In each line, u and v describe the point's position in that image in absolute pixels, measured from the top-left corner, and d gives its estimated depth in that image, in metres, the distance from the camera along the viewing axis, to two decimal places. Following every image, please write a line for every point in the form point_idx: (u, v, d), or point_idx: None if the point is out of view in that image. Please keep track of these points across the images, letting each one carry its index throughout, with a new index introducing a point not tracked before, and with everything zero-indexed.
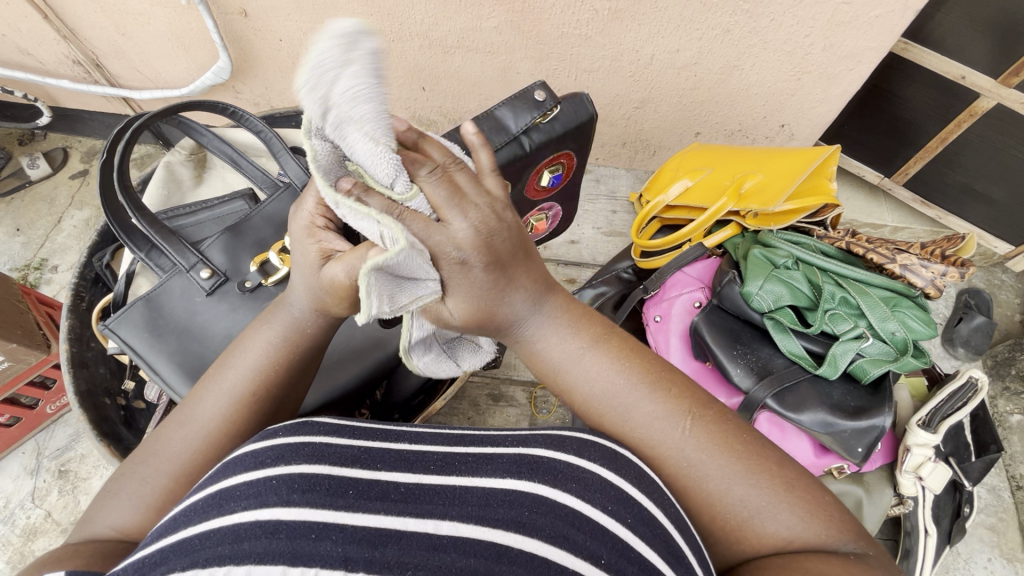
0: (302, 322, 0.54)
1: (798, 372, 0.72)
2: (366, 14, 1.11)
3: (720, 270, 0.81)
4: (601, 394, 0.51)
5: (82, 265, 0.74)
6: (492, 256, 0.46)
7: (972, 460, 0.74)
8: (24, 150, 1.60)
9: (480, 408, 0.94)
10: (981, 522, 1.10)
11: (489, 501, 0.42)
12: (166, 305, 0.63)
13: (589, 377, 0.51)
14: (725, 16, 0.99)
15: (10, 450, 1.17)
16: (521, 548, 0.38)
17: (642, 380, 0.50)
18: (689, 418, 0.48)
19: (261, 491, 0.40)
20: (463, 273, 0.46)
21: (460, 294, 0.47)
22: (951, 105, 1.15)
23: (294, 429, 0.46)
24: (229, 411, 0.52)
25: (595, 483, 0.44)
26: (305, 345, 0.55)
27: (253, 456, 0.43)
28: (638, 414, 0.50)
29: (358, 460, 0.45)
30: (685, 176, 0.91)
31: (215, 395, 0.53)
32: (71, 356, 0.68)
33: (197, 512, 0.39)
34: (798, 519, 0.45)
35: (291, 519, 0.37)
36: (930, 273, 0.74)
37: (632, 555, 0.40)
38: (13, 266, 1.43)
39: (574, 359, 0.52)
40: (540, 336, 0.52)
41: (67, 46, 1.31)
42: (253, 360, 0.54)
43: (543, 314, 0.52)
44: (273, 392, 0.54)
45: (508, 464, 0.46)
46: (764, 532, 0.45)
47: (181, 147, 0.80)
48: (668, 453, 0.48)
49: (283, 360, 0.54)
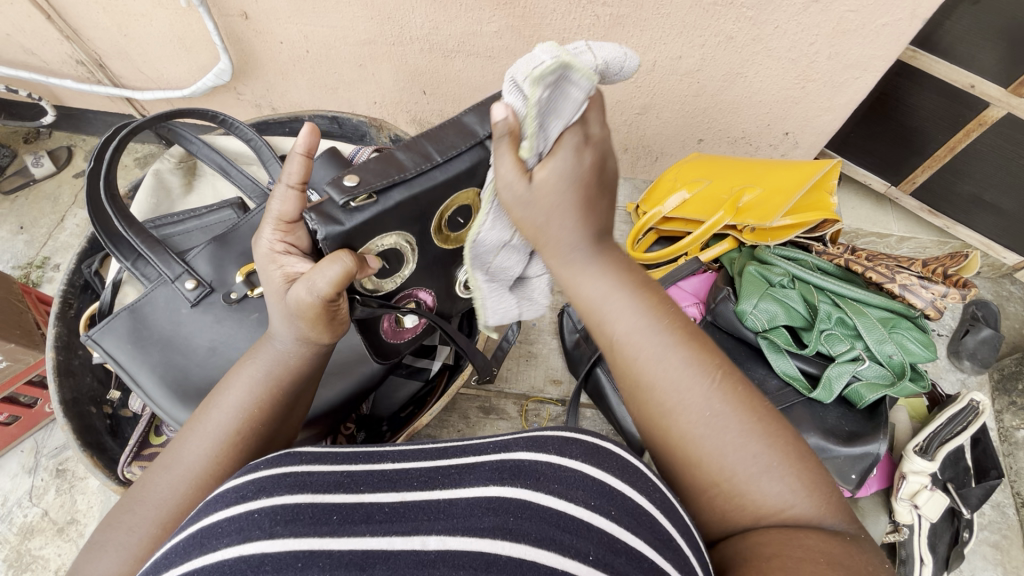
0: (284, 354, 0.55)
1: (791, 396, 0.71)
2: (366, 17, 1.10)
3: (715, 285, 0.80)
4: (639, 333, 0.48)
5: (70, 272, 0.73)
6: (601, 160, 0.49)
7: (971, 487, 0.72)
8: (29, 149, 1.61)
9: (470, 421, 0.93)
10: (985, 539, 1.08)
11: (474, 511, 0.40)
12: (150, 316, 0.63)
13: (633, 311, 0.48)
14: (728, 23, 0.97)
15: (9, 448, 1.17)
16: (510, 554, 0.37)
17: (674, 326, 0.49)
18: (718, 372, 0.47)
19: (243, 526, 0.38)
20: (576, 149, 0.48)
21: (557, 168, 0.47)
22: (960, 114, 1.13)
23: (274, 461, 0.45)
24: (216, 452, 0.51)
25: (574, 478, 0.43)
26: (291, 377, 0.55)
27: (234, 491, 0.42)
28: (672, 358, 0.47)
29: (342, 485, 0.43)
30: (683, 187, 0.89)
31: (202, 436, 0.52)
32: (57, 364, 0.68)
33: (179, 553, 0.38)
34: (795, 488, 0.44)
35: (276, 550, 0.36)
36: (930, 295, 0.72)
37: (618, 546, 0.39)
38: (15, 264, 1.44)
39: (615, 296, 0.49)
40: (585, 267, 0.50)
41: (70, 46, 1.31)
42: (238, 398, 0.54)
43: (592, 248, 0.50)
44: (260, 431, 0.53)
45: (489, 472, 0.44)
46: (768, 495, 0.44)
47: (171, 154, 0.79)
48: (690, 403, 0.46)
49: (269, 393, 0.54)
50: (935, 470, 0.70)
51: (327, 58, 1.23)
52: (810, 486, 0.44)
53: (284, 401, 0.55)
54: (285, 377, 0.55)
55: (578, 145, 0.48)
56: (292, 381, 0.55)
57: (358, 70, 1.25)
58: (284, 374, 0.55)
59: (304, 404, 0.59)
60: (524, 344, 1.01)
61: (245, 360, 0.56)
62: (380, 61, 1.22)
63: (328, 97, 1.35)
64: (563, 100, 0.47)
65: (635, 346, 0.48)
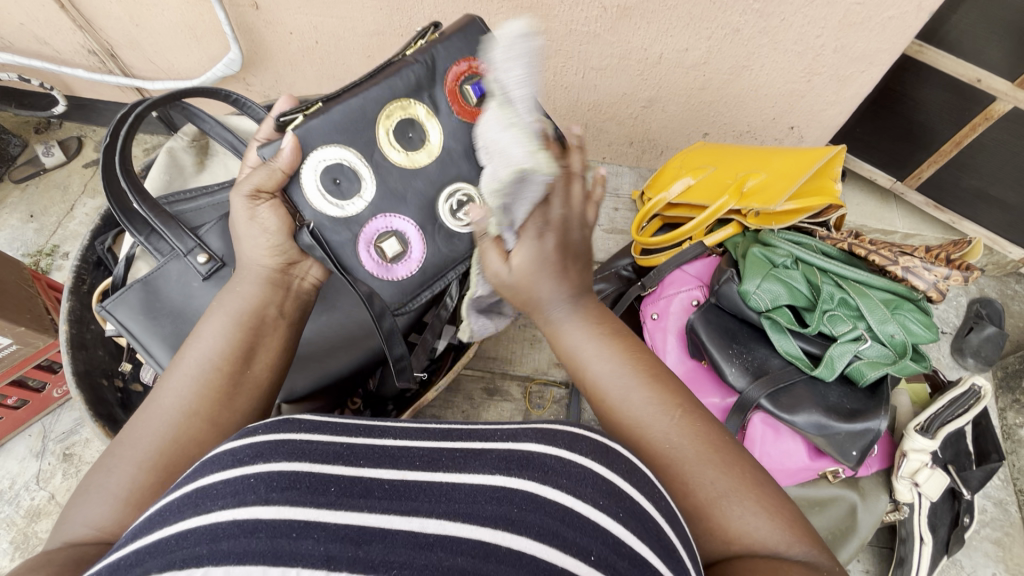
0: (260, 300, 0.60)
1: (794, 373, 0.72)
2: (375, 8, 1.11)
3: (718, 268, 0.81)
4: (608, 376, 0.54)
5: (84, 248, 0.75)
6: (562, 239, 0.58)
7: (972, 468, 0.73)
8: (40, 139, 1.63)
9: (475, 402, 0.95)
10: (986, 535, 1.08)
11: (477, 497, 0.40)
12: (164, 288, 0.64)
13: (601, 356, 0.55)
14: (734, 15, 0.98)
15: (16, 432, 1.18)
16: (508, 546, 0.36)
17: (643, 372, 0.54)
18: (679, 410, 0.52)
19: (239, 490, 0.38)
20: (537, 234, 0.57)
21: (525, 251, 0.57)
22: (966, 108, 1.13)
23: (274, 427, 0.44)
24: (190, 395, 0.53)
25: (585, 476, 0.42)
26: (256, 323, 0.58)
27: (230, 455, 0.41)
28: (634, 399, 0.53)
29: (342, 458, 0.42)
30: (688, 174, 0.91)
31: (183, 379, 0.54)
32: (70, 338, 0.70)
33: (173, 511, 0.37)
34: (756, 511, 0.47)
35: (270, 517, 0.36)
36: (932, 277, 0.73)
37: (623, 549, 0.38)
38: (25, 251, 1.45)
39: (588, 345, 0.56)
40: (564, 323, 0.57)
41: (82, 36, 1.32)
42: (212, 344, 0.56)
43: (570, 307, 0.57)
44: (236, 380, 0.55)
45: (496, 460, 0.43)
46: (730, 519, 0.47)
47: (184, 133, 0.81)
48: (653, 435, 0.50)
49: (243, 337, 0.57)
50: (935, 449, 0.70)
51: (336, 49, 1.24)
52: (772, 510, 0.47)
53: (247, 336, 0.57)
54: (245, 313, 0.58)
55: (539, 230, 0.57)
56: (252, 316, 0.58)
57: (366, 62, 1.26)
58: (247, 311, 0.58)
59: (274, 350, 0.59)
60: (530, 327, 1.01)
61: (216, 300, 0.60)
62: (388, 53, 1.23)
63: (336, 89, 1.37)
64: (525, 194, 0.58)
65: (603, 389, 0.54)
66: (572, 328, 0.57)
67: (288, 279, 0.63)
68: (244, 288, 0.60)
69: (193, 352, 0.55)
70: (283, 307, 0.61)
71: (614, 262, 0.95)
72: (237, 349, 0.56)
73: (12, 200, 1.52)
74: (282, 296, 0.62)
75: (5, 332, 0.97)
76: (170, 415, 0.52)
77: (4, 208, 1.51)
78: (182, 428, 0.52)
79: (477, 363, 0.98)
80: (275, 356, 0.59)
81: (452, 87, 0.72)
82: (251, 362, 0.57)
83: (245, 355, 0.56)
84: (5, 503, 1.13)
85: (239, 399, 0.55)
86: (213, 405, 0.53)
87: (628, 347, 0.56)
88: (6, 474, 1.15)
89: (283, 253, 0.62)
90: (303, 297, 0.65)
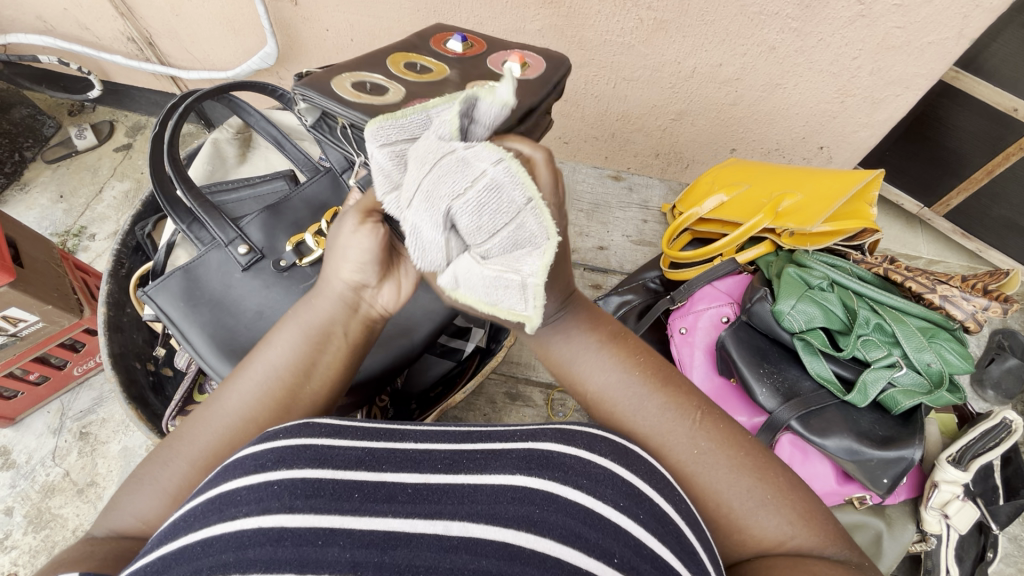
0: (331, 321, 0.55)
1: (825, 397, 0.72)
2: (412, 9, 1.12)
3: (751, 285, 0.81)
4: (612, 386, 0.52)
5: (124, 233, 0.78)
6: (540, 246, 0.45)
7: (1000, 503, 0.73)
8: (73, 121, 1.66)
9: (497, 406, 0.96)
10: (1000, 571, 1.05)
11: (499, 497, 0.40)
12: (203, 277, 0.66)
13: (602, 367, 0.53)
14: (771, 33, 0.97)
15: (36, 408, 1.19)
16: (534, 547, 0.37)
17: (649, 375, 0.52)
18: (697, 412, 0.50)
19: (263, 497, 0.37)
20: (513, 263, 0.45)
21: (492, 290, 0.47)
22: (1001, 136, 1.12)
23: (296, 429, 0.43)
24: (255, 406, 0.52)
25: (606, 477, 0.42)
26: (327, 340, 0.55)
27: (252, 459, 0.40)
28: (647, 411, 0.50)
29: (363, 462, 0.41)
30: (722, 190, 0.93)
31: (242, 383, 0.53)
32: (108, 320, 0.71)
33: (198, 517, 0.37)
34: (792, 520, 0.45)
35: (296, 525, 0.36)
36: (971, 307, 0.73)
37: (644, 551, 0.38)
38: (53, 230, 1.46)
39: (587, 356, 0.53)
40: (557, 336, 0.54)
41: (123, 24, 1.34)
42: (276, 352, 0.54)
43: (559, 318, 0.53)
44: (300, 392, 0.54)
45: (516, 459, 0.43)
46: (766, 529, 0.45)
47: (228, 125, 0.83)
48: (676, 442, 0.49)
49: (314, 351, 0.54)
50: (967, 481, 0.71)
51: (370, 47, 1.25)
52: (805, 516, 0.46)
53: (313, 350, 0.54)
54: (315, 327, 0.55)
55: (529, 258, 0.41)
56: (321, 330, 0.55)
57: None
58: (316, 326, 0.55)
59: (337, 366, 0.56)
60: None
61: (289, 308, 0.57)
62: None
63: None
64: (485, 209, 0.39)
65: (610, 399, 0.52)
66: (565, 338, 0.54)
67: (361, 298, 0.55)
68: (316, 300, 0.55)
69: (263, 359, 0.54)
70: (346, 326, 0.55)
71: (642, 272, 0.97)
72: (298, 366, 0.54)
73: (42, 179, 1.54)
74: (352, 316, 0.55)
75: (34, 310, 0.98)
76: (227, 416, 0.52)
77: (35, 186, 1.52)
78: (235, 431, 0.52)
79: (500, 367, 1.00)
80: (335, 374, 0.56)
81: (440, 49, 0.76)
82: (310, 377, 0.54)
83: (306, 371, 0.54)
84: (21, 477, 1.13)
85: (294, 414, 0.54)
86: (271, 416, 0.53)
87: (630, 348, 0.54)
88: (23, 449, 1.16)
89: (363, 274, 0.53)
90: (370, 325, 0.57)
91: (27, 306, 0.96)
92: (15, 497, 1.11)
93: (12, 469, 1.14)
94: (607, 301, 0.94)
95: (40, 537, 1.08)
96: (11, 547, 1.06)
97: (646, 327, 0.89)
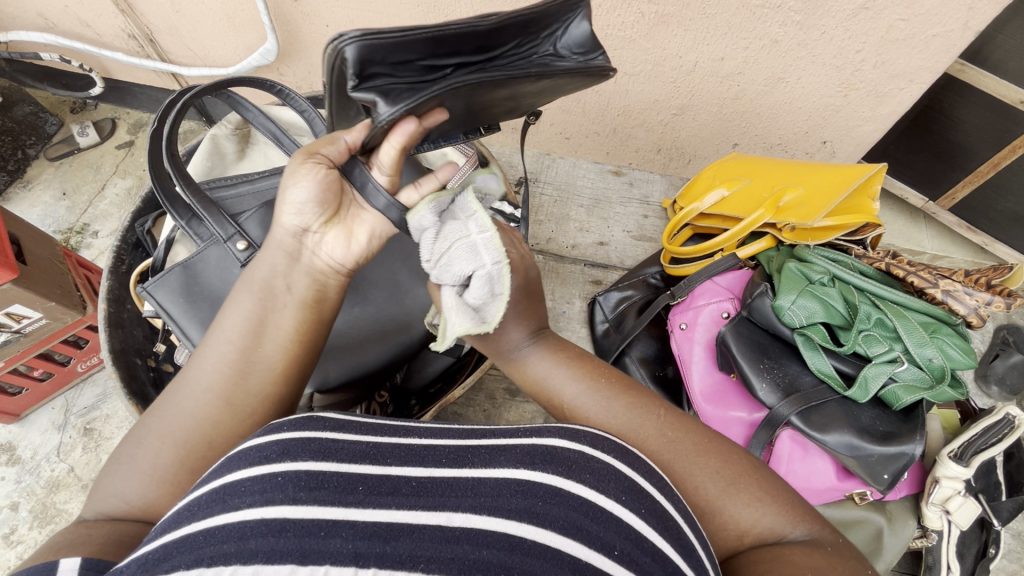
0: (272, 280, 0.57)
1: (826, 392, 0.72)
2: (412, 5, 1.12)
3: (752, 281, 0.81)
4: (584, 397, 0.55)
5: (125, 229, 0.78)
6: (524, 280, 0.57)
7: (1003, 499, 0.73)
8: (75, 119, 1.66)
9: (497, 402, 0.96)
10: (1003, 567, 1.05)
11: (502, 491, 0.39)
12: (202, 273, 0.67)
13: (572, 380, 0.57)
14: (774, 26, 0.97)
15: (40, 404, 1.20)
16: (535, 539, 0.36)
17: (612, 385, 0.56)
18: (662, 408, 0.53)
19: (266, 488, 0.37)
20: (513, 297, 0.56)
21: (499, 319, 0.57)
22: (1007, 129, 1.10)
23: (300, 422, 0.43)
24: (213, 378, 0.53)
25: (608, 473, 0.42)
26: (271, 299, 0.57)
27: (256, 450, 0.40)
28: (614, 409, 0.54)
29: (368, 456, 0.41)
30: (722, 185, 0.93)
31: (204, 357, 0.55)
32: (109, 316, 0.72)
33: (201, 506, 0.37)
34: (761, 499, 0.48)
35: (299, 516, 0.35)
36: (973, 302, 0.73)
37: (646, 545, 0.38)
38: (56, 228, 1.47)
39: (557, 372, 0.58)
40: (531, 357, 0.59)
41: (124, 20, 1.34)
42: (228, 322, 0.56)
43: (532, 342, 0.60)
44: (254, 360, 0.54)
45: (521, 454, 0.43)
46: (739, 516, 0.47)
47: (227, 121, 0.83)
48: (648, 433, 0.51)
49: (259, 312, 0.56)
50: (969, 477, 0.70)
51: None
52: (770, 499, 0.48)
53: (257, 306, 0.56)
54: (257, 283, 0.57)
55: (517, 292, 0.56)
56: (263, 287, 0.57)
57: None
58: (259, 282, 0.57)
59: (283, 328, 0.56)
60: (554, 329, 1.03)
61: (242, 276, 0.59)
62: None
63: None
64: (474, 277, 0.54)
65: (580, 409, 0.55)
66: (538, 359, 0.59)
67: (301, 248, 0.58)
68: (264, 257, 0.59)
69: (219, 326, 0.56)
70: (291, 281, 0.58)
71: (642, 268, 0.97)
72: (250, 325, 0.55)
73: (45, 177, 1.54)
74: (292, 266, 0.58)
75: (36, 306, 0.98)
76: (195, 391, 0.53)
77: (38, 184, 1.53)
78: (202, 406, 0.52)
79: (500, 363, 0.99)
80: (288, 336, 0.56)
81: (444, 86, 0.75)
82: (262, 340, 0.55)
83: (254, 331, 0.55)
84: (27, 473, 1.14)
85: (252, 378, 0.54)
86: (225, 382, 0.53)
87: (595, 365, 0.59)
88: (29, 444, 1.17)
89: (304, 216, 0.57)
90: (319, 278, 0.59)
91: (30, 302, 0.97)
92: (21, 492, 1.12)
93: (18, 464, 1.15)
94: (607, 297, 0.96)
95: (45, 532, 1.08)
96: (17, 541, 1.07)
97: (646, 323, 0.89)
